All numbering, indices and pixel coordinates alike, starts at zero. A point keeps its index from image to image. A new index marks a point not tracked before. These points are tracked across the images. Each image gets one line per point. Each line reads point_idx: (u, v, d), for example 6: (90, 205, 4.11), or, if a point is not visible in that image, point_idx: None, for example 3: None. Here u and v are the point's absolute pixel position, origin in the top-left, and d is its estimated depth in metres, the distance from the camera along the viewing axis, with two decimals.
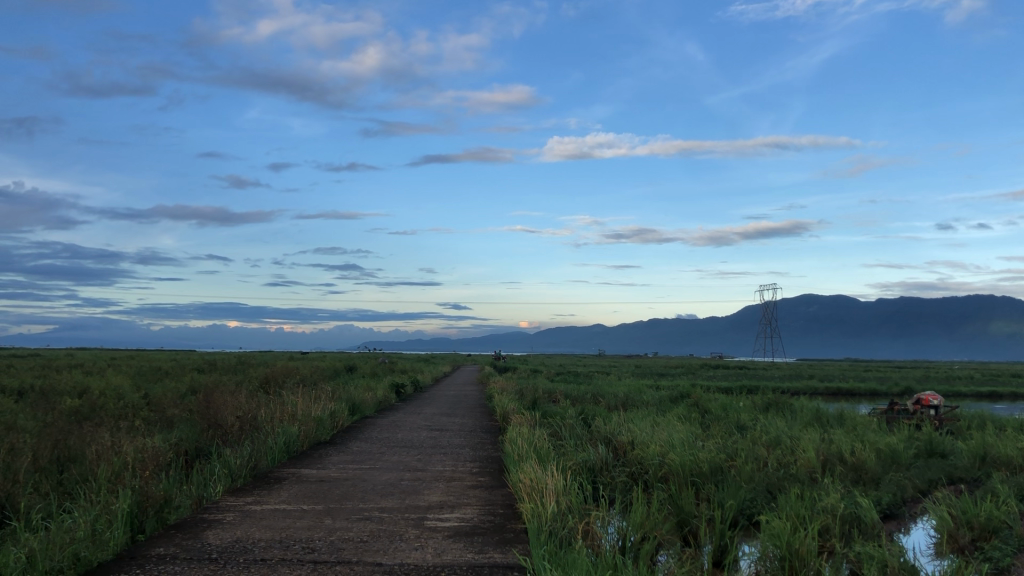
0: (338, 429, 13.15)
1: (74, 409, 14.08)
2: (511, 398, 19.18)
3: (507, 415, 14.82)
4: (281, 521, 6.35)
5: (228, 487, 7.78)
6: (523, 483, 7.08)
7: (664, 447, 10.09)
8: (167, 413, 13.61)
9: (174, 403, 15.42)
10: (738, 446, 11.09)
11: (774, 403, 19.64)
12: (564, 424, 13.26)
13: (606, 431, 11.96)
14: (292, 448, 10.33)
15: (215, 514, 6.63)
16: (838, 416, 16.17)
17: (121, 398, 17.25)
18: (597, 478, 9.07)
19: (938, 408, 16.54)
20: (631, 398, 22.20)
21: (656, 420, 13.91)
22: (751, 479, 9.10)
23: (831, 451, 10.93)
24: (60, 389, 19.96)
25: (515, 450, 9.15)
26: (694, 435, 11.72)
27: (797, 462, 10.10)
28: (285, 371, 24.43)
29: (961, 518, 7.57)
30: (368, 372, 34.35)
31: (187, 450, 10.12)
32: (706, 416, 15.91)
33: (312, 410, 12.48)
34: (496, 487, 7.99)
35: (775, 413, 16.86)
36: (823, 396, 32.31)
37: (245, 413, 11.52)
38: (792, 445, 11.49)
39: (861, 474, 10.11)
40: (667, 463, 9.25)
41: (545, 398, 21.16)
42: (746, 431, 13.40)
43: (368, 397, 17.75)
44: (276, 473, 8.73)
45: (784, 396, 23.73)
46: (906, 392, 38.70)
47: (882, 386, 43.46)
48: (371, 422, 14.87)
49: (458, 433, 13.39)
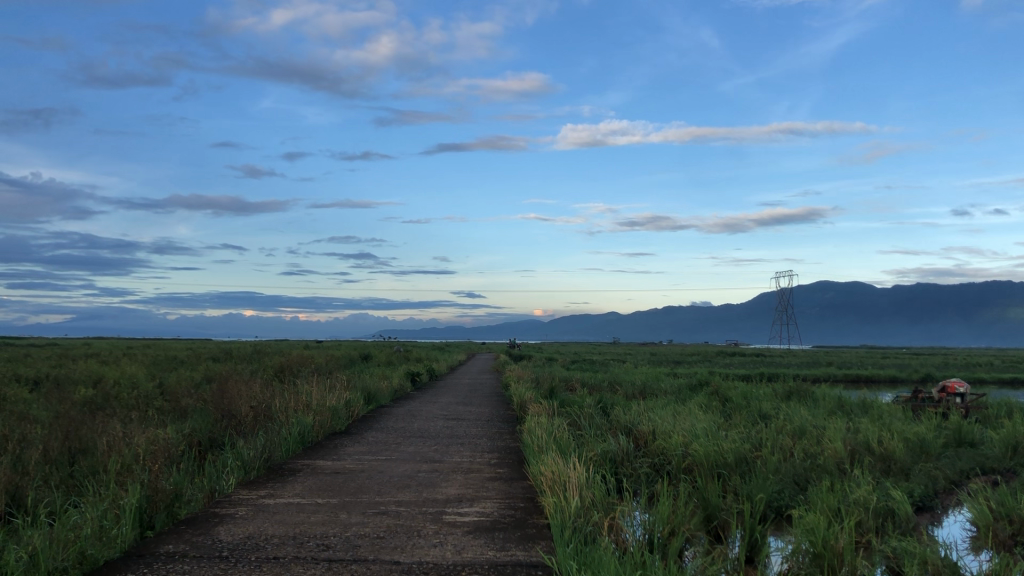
0: (353, 418, 12.95)
1: (87, 400, 13.93)
2: (527, 386, 18.93)
3: (524, 403, 14.63)
4: (296, 516, 6.14)
5: (240, 479, 7.58)
6: (545, 475, 6.86)
7: (687, 437, 9.83)
8: (181, 403, 13.44)
9: (187, 392, 15.28)
10: (762, 435, 10.81)
11: (794, 390, 19.36)
12: (583, 413, 13.04)
13: (626, 420, 11.71)
14: (307, 438, 10.12)
15: (227, 508, 6.42)
16: (861, 404, 15.87)
17: (134, 388, 17.09)
18: (619, 470, 8.85)
19: (965, 395, 16.19)
20: (649, 386, 21.91)
21: (677, 409, 13.66)
22: (778, 470, 8.83)
23: (858, 441, 10.64)
24: (73, 378, 19.86)
25: (534, 440, 8.90)
26: (715, 425, 11.44)
27: (825, 452, 9.81)
28: (300, 360, 24.32)
29: (1000, 511, 7.27)
30: (383, 361, 34.38)
31: (200, 440, 9.94)
32: (727, 404, 15.65)
33: (327, 399, 12.30)
34: (515, 480, 7.77)
35: (797, 401, 16.61)
36: (845, 383, 32.12)
37: (260, 404, 11.32)
38: (818, 435, 11.20)
39: (890, 465, 9.82)
40: (691, 454, 9.00)
41: (561, 386, 20.88)
42: (768, 419, 13.13)
43: (383, 385, 17.60)
44: (291, 464, 8.53)
45: (804, 383, 23.47)
46: (927, 379, 38.59)
47: (901, 373, 42.87)
48: (386, 411, 14.65)
49: (474, 422, 13.18)
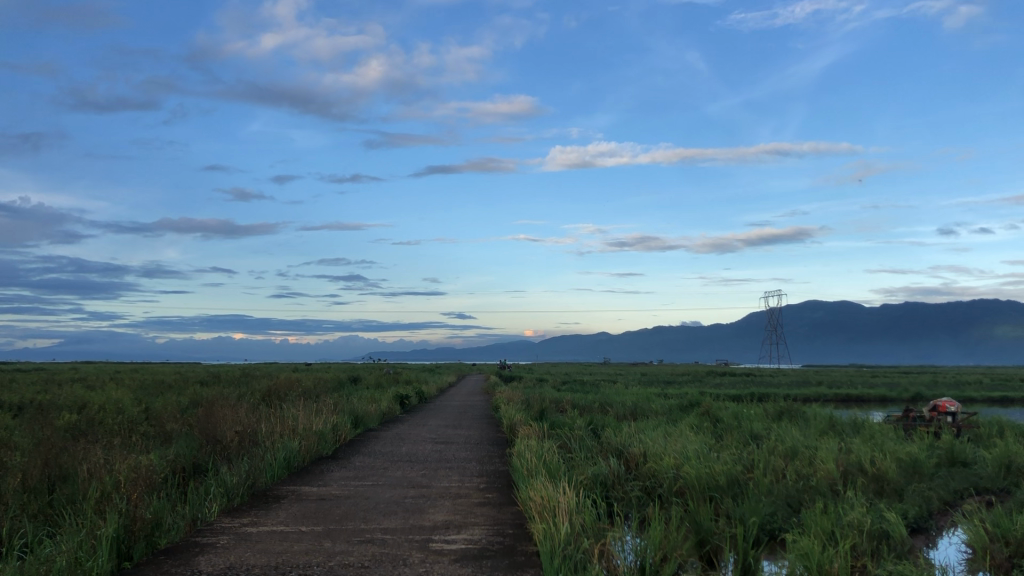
0: (340, 442, 12.78)
1: (71, 425, 13.73)
2: (517, 408, 18.77)
3: (514, 426, 14.50)
4: (279, 545, 5.99)
5: (223, 507, 7.42)
6: (535, 500, 6.72)
7: (679, 458, 9.71)
8: (166, 428, 13.24)
9: (173, 417, 15.07)
10: (754, 457, 10.71)
11: (786, 411, 19.25)
12: (573, 435, 12.91)
13: (617, 442, 11.58)
14: (293, 464, 9.96)
15: (208, 537, 6.26)
16: (853, 424, 15.78)
17: (119, 413, 16.85)
18: (610, 493, 8.73)
19: (956, 414, 16.14)
20: (640, 407, 21.82)
21: (668, 430, 13.54)
22: (771, 492, 8.72)
23: (851, 462, 10.54)
24: (58, 404, 19.64)
25: (523, 464, 8.77)
26: (707, 446, 11.33)
27: (817, 473, 9.70)
28: (289, 384, 24.14)
29: (995, 532, 7.16)
30: (372, 383, 34.17)
31: (184, 466, 9.78)
32: (718, 425, 15.55)
33: (313, 423, 12.13)
34: (505, 505, 7.63)
35: (788, 421, 16.51)
36: (836, 403, 32.10)
37: (246, 429, 11.15)
38: (810, 456, 11.10)
39: (883, 485, 9.72)
40: (683, 476, 8.88)
41: (551, 408, 20.75)
42: (760, 440, 13.03)
43: (371, 409, 17.44)
44: (275, 490, 8.37)
45: (795, 403, 23.39)
46: (917, 397, 38.65)
47: (891, 392, 42.80)
48: (374, 435, 14.49)
49: (463, 445, 13.05)
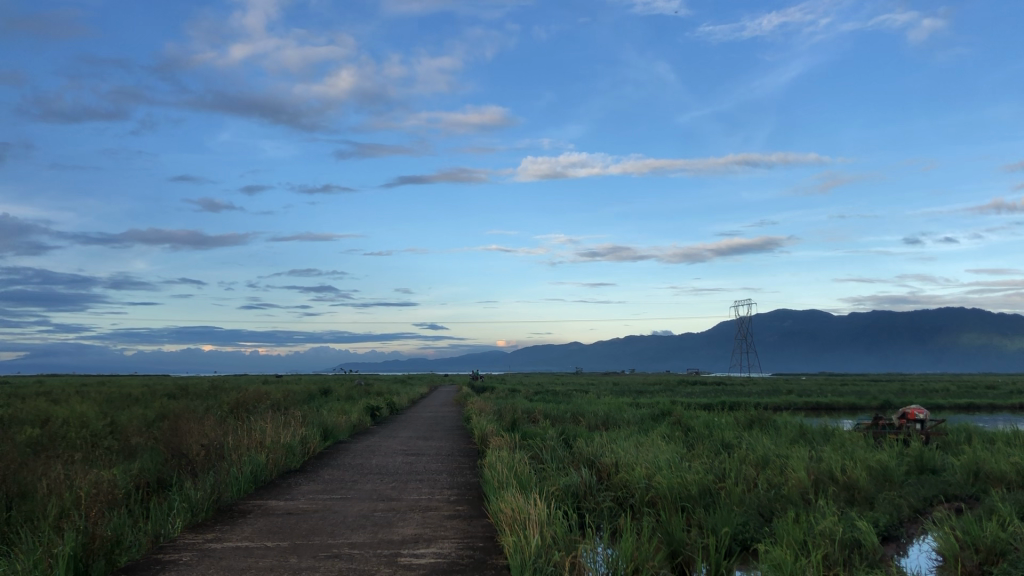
0: (309, 455, 12.61)
1: (33, 440, 13.43)
2: (489, 419, 18.64)
3: (485, 437, 14.38)
4: (243, 561, 5.86)
5: (186, 522, 7.25)
6: (505, 513, 6.64)
7: (650, 468, 9.66)
8: (132, 442, 12.99)
9: (138, 431, 14.78)
10: (726, 466, 10.69)
11: (757, 420, 19.29)
12: (545, 446, 12.83)
13: (589, 452, 11.53)
14: (259, 478, 9.80)
15: (170, 554, 6.10)
16: (823, 432, 15.83)
17: (83, 426, 16.53)
18: (582, 504, 8.67)
19: (925, 421, 16.25)
20: (611, 417, 21.78)
21: (639, 439, 13.50)
22: (742, 501, 8.70)
23: (821, 470, 10.54)
24: (20, 418, 19.23)
25: (494, 476, 8.67)
26: (678, 456, 11.28)
27: (788, 482, 9.69)
28: (257, 396, 23.85)
29: (965, 540, 7.16)
30: (343, 395, 34.00)
31: (148, 482, 9.58)
32: (690, 434, 15.53)
33: (281, 436, 11.95)
34: (475, 517, 7.54)
35: (759, 429, 16.52)
36: (806, 412, 32.32)
37: (212, 442, 10.96)
38: (781, 464, 11.09)
39: (854, 494, 9.74)
40: (654, 486, 8.83)
41: (522, 418, 20.63)
42: (731, 449, 13.02)
43: (341, 421, 17.24)
44: (241, 505, 8.22)
45: (766, 412, 23.47)
46: (886, 404, 39.11)
47: (860, 400, 43.06)
48: (344, 447, 14.31)
49: (434, 457, 12.92)
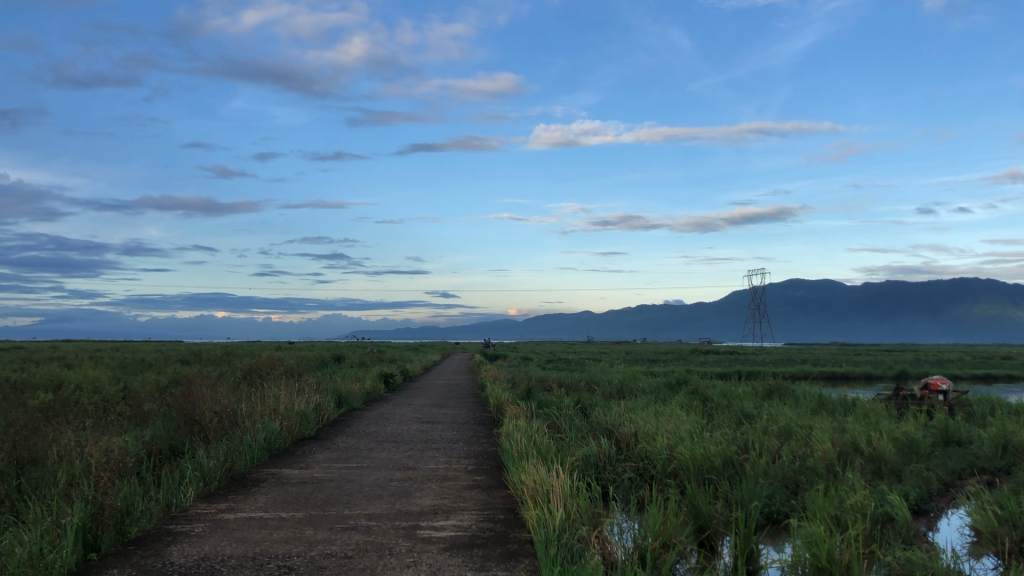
0: (324, 423, 12.45)
1: (46, 405, 13.30)
2: (504, 387, 18.45)
3: (501, 405, 14.20)
4: (256, 533, 5.66)
5: (199, 491, 7.08)
6: (527, 484, 6.43)
7: (671, 439, 9.42)
8: (144, 408, 12.84)
9: (150, 397, 14.64)
10: (748, 436, 10.44)
11: (775, 389, 19.00)
12: (562, 415, 12.62)
13: (607, 421, 11.31)
14: (273, 446, 9.62)
15: (182, 525, 5.91)
16: (843, 402, 15.58)
17: (96, 392, 16.37)
18: (602, 475, 8.46)
19: (948, 392, 15.96)
20: (627, 386, 21.54)
21: (658, 409, 13.27)
22: (767, 473, 8.47)
23: (846, 442, 10.29)
24: (34, 383, 19.15)
25: (513, 446, 8.45)
26: (699, 426, 11.03)
27: (814, 454, 9.45)
28: (270, 362, 23.77)
29: (1002, 515, 6.88)
30: (356, 362, 34.21)
31: (160, 449, 9.43)
32: (708, 404, 15.27)
33: (296, 404, 11.76)
34: (494, 488, 7.33)
35: (777, 399, 16.26)
36: (824, 381, 32.13)
37: (225, 409, 10.79)
38: (805, 435, 10.84)
39: (880, 466, 9.50)
40: (677, 457, 8.61)
41: (537, 386, 20.49)
42: (752, 420, 12.77)
43: (355, 387, 17.09)
44: (255, 473, 8.04)
45: (784, 382, 23.23)
46: (902, 374, 39.04)
47: (875, 370, 42.62)
48: (358, 414, 14.15)
49: (450, 425, 12.77)
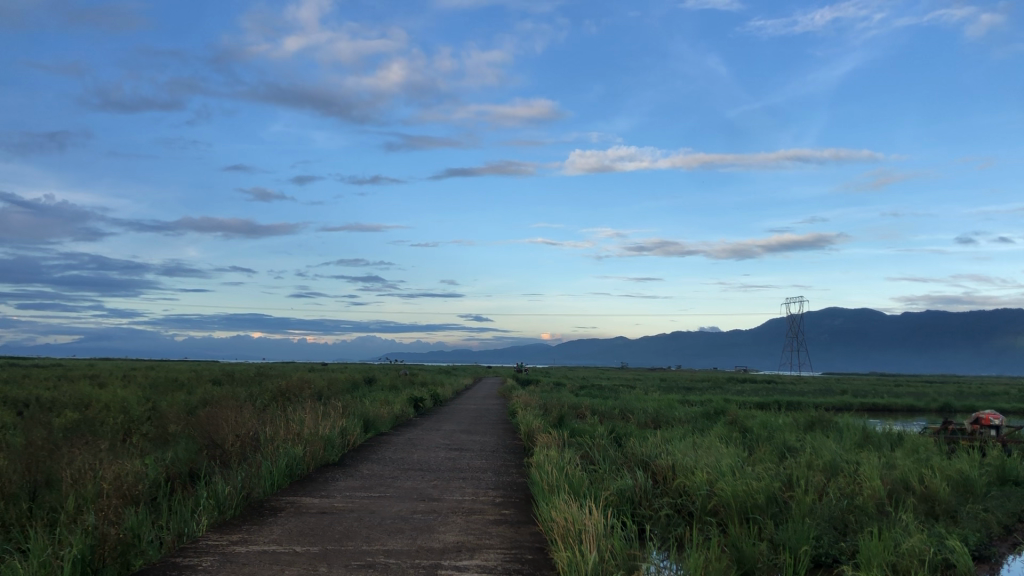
0: (349, 447, 12.12)
1: (71, 425, 13.11)
2: (536, 414, 18.04)
3: (532, 432, 13.78)
4: (268, 569, 5.29)
5: (212, 521, 6.73)
6: (557, 521, 5.99)
7: (711, 473, 8.93)
8: (169, 430, 12.59)
9: (177, 417, 14.41)
10: (792, 471, 9.89)
11: (816, 421, 18.38)
12: (595, 444, 12.18)
13: (643, 452, 10.85)
14: (295, 472, 9.28)
15: (190, 557, 5.56)
16: (889, 435, 14.98)
17: (125, 412, 16.17)
18: (637, 510, 8.01)
19: (999, 427, 15.32)
20: (661, 415, 20.96)
21: (695, 440, 12.80)
22: (813, 512, 7.95)
23: (897, 480, 9.71)
24: (64, 401, 19.03)
25: (544, 478, 8.01)
26: (739, 460, 10.52)
27: (862, 492, 8.90)
28: (300, 383, 23.55)
29: None
30: (388, 384, 33.89)
31: (179, 473, 9.12)
32: (747, 435, 14.74)
33: (320, 428, 11.43)
34: (523, 524, 6.91)
35: (819, 431, 15.69)
36: (865, 413, 31.39)
37: (248, 432, 10.48)
38: (852, 471, 10.29)
39: (933, 506, 8.94)
40: (717, 493, 8.12)
41: (569, 413, 20.07)
42: (794, 453, 12.24)
43: (383, 412, 16.78)
44: (273, 501, 7.67)
45: (825, 412, 22.58)
46: (945, 406, 38.20)
47: (918, 402, 41.13)
48: (385, 439, 13.80)
49: (478, 453, 12.39)
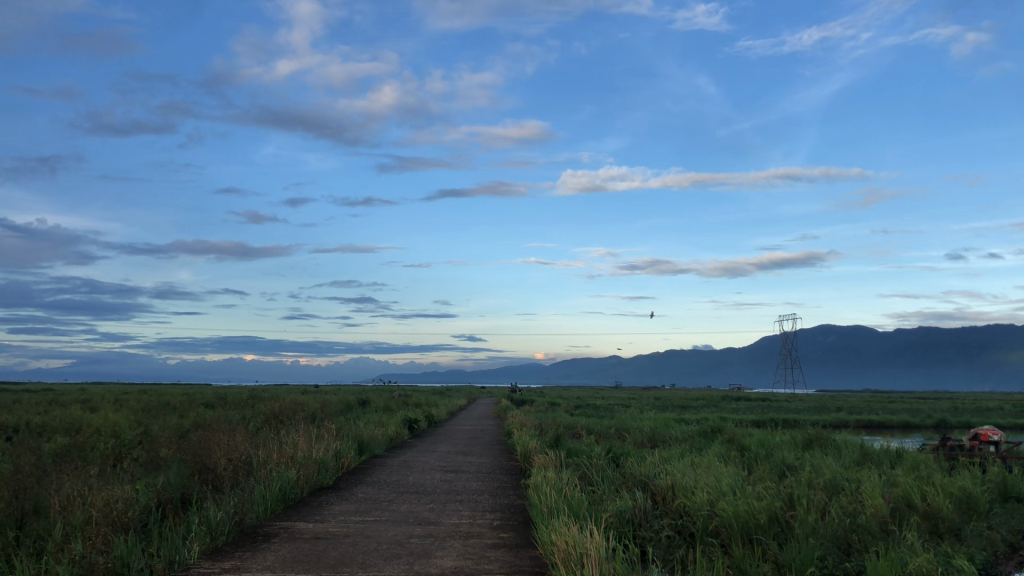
0: (343, 471, 11.95)
1: (61, 451, 12.91)
2: (532, 434, 17.89)
3: (528, 453, 13.65)
4: None
5: (204, 547, 6.57)
6: (557, 545, 5.85)
7: (711, 493, 8.80)
8: (160, 454, 12.41)
9: (168, 442, 14.22)
10: (793, 490, 9.77)
11: (814, 439, 18.27)
12: (593, 465, 12.04)
13: (641, 472, 10.71)
14: (288, 495, 9.12)
15: None
16: (888, 453, 14.88)
17: (116, 437, 15.96)
18: (638, 532, 7.87)
19: (998, 443, 15.25)
20: (657, 434, 20.81)
21: (694, 459, 12.67)
22: (816, 532, 7.83)
23: (898, 498, 9.59)
24: (54, 426, 18.81)
25: (542, 500, 7.88)
26: (739, 479, 10.40)
27: (865, 510, 8.78)
28: (293, 406, 23.33)
29: None
30: (381, 406, 33.63)
31: (170, 499, 8.94)
32: (744, 454, 14.62)
33: (314, 451, 11.27)
34: (522, 548, 6.78)
35: (817, 449, 15.58)
36: (861, 430, 31.31)
37: (240, 457, 10.31)
38: (853, 489, 10.18)
39: (936, 524, 8.83)
40: (718, 513, 7.99)
41: (564, 433, 19.93)
42: (793, 472, 12.12)
43: (378, 433, 16.62)
44: (266, 527, 7.52)
45: (822, 430, 22.49)
46: (940, 422, 38.17)
47: (913, 417, 41.10)
48: (379, 462, 13.63)
49: (475, 474, 12.25)
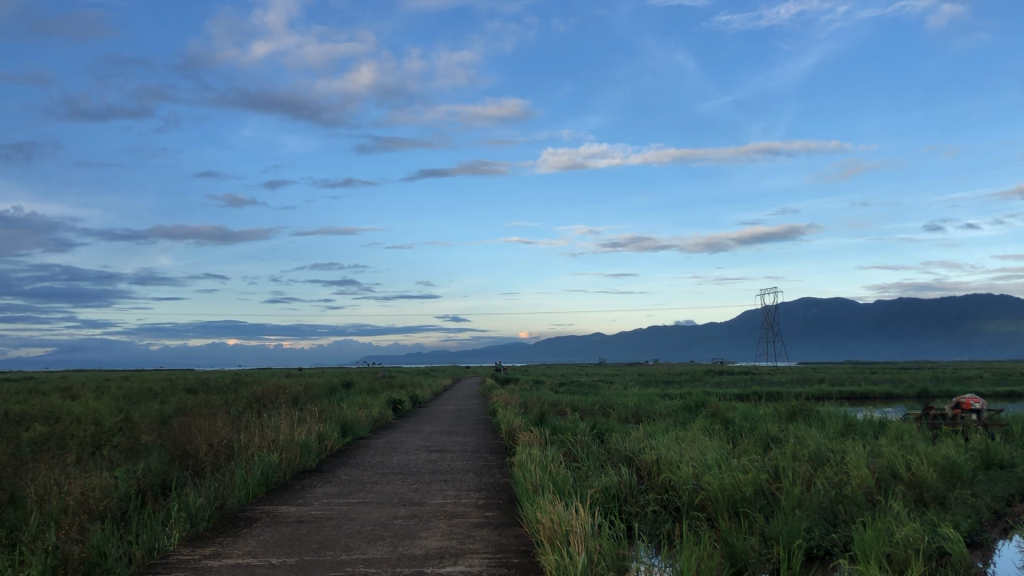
0: (326, 453, 11.84)
1: (40, 440, 12.73)
2: (516, 412, 17.80)
3: (513, 432, 13.58)
4: None
5: (184, 534, 6.47)
6: (543, 523, 5.78)
7: (695, 466, 8.77)
8: (141, 441, 12.26)
9: (149, 428, 14.06)
10: (777, 463, 9.74)
11: (798, 411, 18.28)
12: (577, 442, 11.99)
13: (626, 448, 10.67)
14: (271, 479, 9.00)
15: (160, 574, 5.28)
16: (871, 423, 14.90)
17: (97, 424, 15.76)
18: (624, 508, 7.83)
19: (980, 411, 15.30)
20: (643, 409, 20.85)
21: (679, 434, 12.63)
22: (801, 504, 7.80)
23: (882, 468, 9.57)
24: (34, 414, 18.60)
25: (528, 478, 7.82)
26: (724, 453, 10.37)
27: (850, 481, 8.76)
28: (277, 390, 23.14)
29: None
30: (366, 388, 33.48)
31: (150, 486, 8.82)
32: (728, 428, 14.61)
33: (296, 434, 11.14)
34: (507, 526, 6.70)
35: (801, 421, 15.60)
36: (844, 401, 31.44)
37: (221, 442, 10.18)
38: (837, 460, 10.17)
39: (921, 493, 8.83)
40: (704, 487, 7.96)
41: (549, 411, 19.86)
42: (778, 444, 12.11)
43: (362, 416, 16.48)
44: (247, 512, 7.41)
45: (805, 402, 22.58)
46: (921, 391, 38.43)
47: (894, 388, 41.39)
48: (363, 443, 13.54)
49: (460, 454, 12.18)
